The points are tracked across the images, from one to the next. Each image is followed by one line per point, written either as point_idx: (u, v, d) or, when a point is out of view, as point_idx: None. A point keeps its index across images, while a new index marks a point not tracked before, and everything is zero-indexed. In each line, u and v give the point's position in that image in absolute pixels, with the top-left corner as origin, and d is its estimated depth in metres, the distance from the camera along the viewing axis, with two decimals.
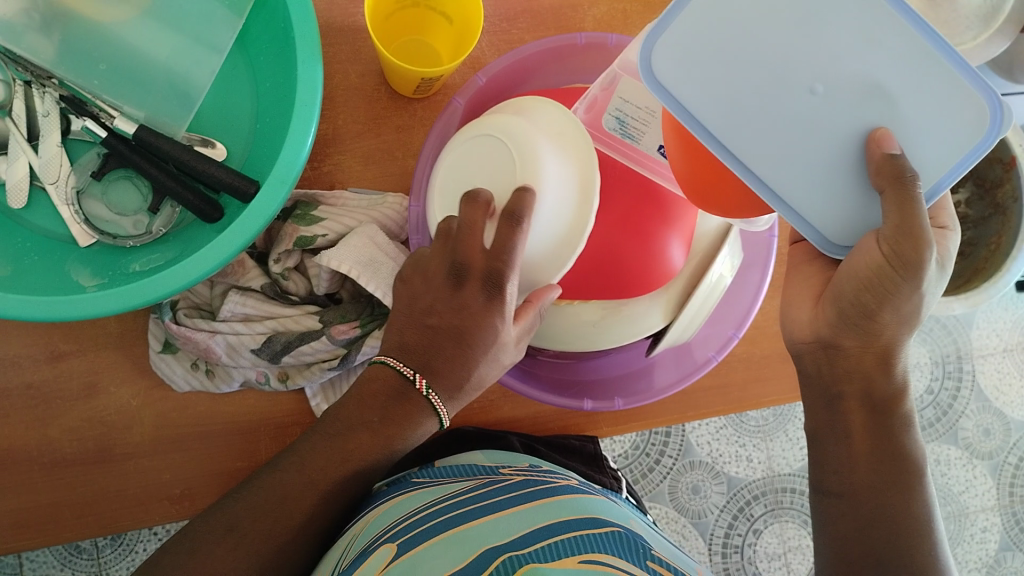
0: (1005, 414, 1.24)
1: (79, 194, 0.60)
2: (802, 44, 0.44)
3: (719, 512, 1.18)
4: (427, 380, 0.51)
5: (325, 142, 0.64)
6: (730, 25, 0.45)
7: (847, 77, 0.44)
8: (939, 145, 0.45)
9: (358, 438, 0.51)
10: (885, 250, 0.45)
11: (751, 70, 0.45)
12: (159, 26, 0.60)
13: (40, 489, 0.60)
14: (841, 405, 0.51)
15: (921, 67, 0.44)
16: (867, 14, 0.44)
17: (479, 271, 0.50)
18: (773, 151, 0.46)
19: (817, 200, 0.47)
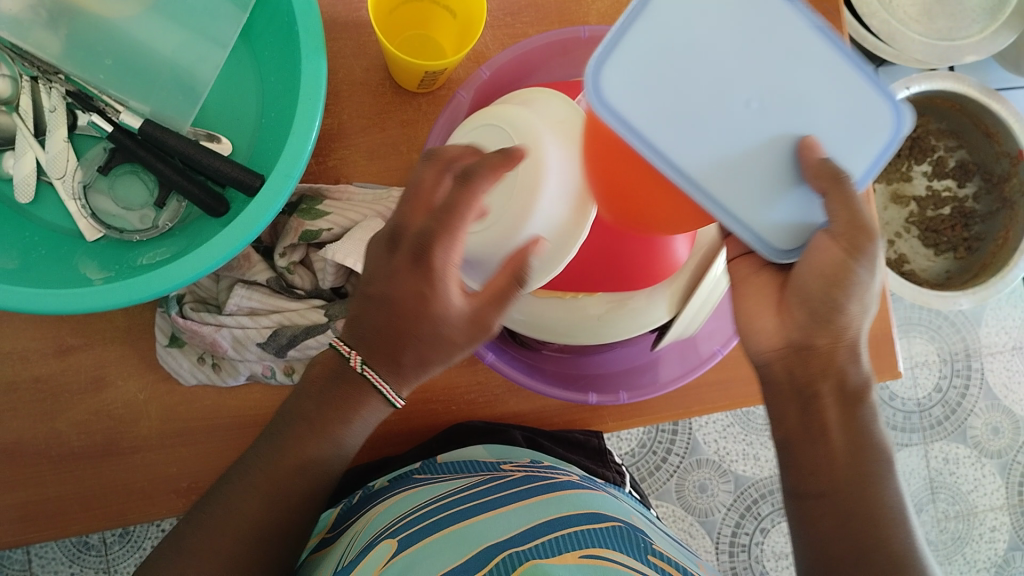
0: (1014, 412, 1.24)
1: (86, 188, 0.60)
2: (734, 55, 0.40)
3: (727, 511, 1.18)
4: (360, 355, 0.48)
5: (330, 137, 0.64)
6: (666, 41, 0.39)
7: (776, 85, 0.40)
8: (853, 153, 0.42)
9: (297, 427, 0.50)
10: (844, 247, 0.42)
11: (690, 84, 0.39)
12: (166, 20, 0.61)
13: (50, 483, 0.60)
14: (810, 409, 0.46)
15: (836, 77, 0.41)
16: (788, 28, 0.40)
17: (412, 232, 0.45)
18: (721, 169, 0.40)
19: (766, 218, 0.42)
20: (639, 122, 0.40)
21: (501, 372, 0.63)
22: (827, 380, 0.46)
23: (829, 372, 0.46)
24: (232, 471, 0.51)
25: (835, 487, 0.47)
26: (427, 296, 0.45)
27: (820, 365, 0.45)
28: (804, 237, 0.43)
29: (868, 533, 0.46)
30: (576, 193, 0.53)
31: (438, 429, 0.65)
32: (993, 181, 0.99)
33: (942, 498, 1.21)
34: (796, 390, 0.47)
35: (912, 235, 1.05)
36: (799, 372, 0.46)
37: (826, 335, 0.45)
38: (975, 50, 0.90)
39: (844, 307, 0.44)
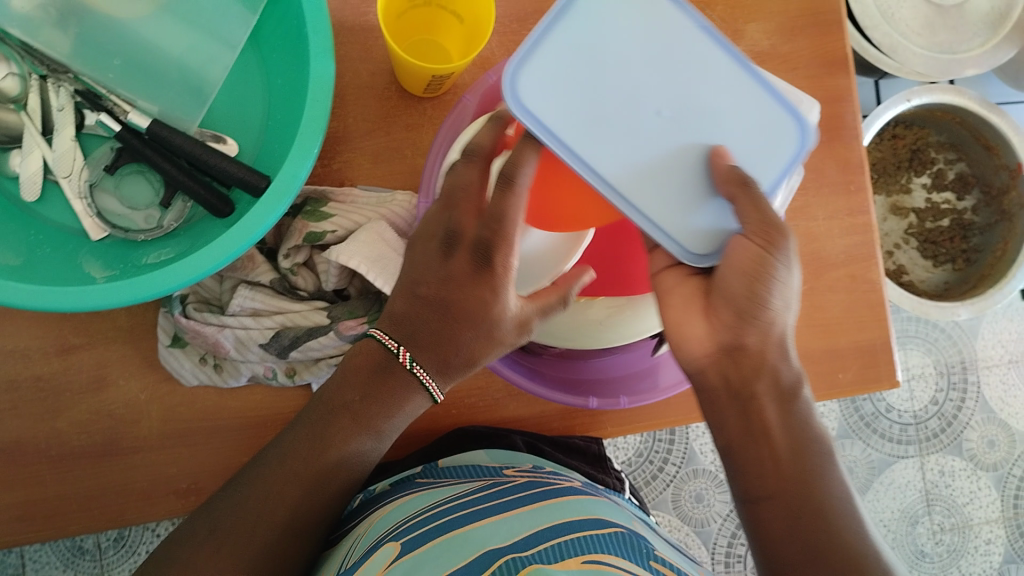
0: (1009, 425, 1.24)
1: (92, 187, 0.61)
2: (647, 70, 0.47)
3: (723, 521, 1.18)
4: (410, 354, 0.50)
5: (335, 140, 0.64)
6: (588, 54, 0.46)
7: (682, 99, 0.47)
8: (760, 162, 0.48)
9: (338, 422, 0.51)
10: (760, 242, 0.45)
11: (603, 94, 0.46)
12: (176, 21, 0.61)
13: (48, 482, 0.60)
14: (749, 411, 0.47)
15: (743, 92, 0.48)
16: (698, 47, 0.47)
17: (470, 238, 0.49)
18: (630, 170, 0.46)
19: (675, 215, 0.47)
20: (556, 124, 0.46)
21: (503, 376, 0.64)
22: (761, 380, 0.47)
23: (763, 372, 0.47)
24: (246, 472, 0.51)
25: (781, 492, 0.45)
26: (487, 303, 0.49)
27: (751, 364, 0.47)
28: (718, 242, 0.48)
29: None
30: None
31: (438, 432, 0.65)
32: (991, 194, 1.01)
33: (937, 511, 1.22)
34: (733, 395, 0.48)
35: (911, 246, 1.06)
36: (733, 375, 0.48)
37: (753, 332, 0.47)
38: (975, 64, 0.91)
39: (766, 301, 0.46)
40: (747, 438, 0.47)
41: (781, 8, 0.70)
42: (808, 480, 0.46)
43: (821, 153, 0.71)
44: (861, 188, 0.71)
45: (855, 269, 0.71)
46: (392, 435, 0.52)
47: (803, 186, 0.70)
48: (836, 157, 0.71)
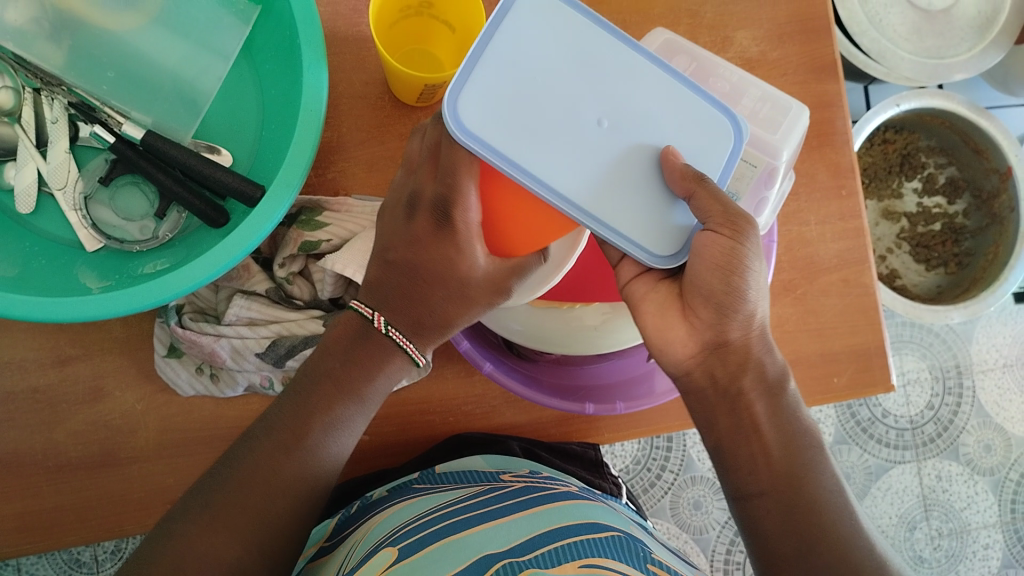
0: (1006, 429, 1.24)
1: (87, 199, 0.61)
2: (579, 84, 0.47)
3: (721, 527, 1.18)
4: (384, 317, 0.50)
5: (329, 150, 0.65)
6: (519, 72, 0.46)
7: (618, 109, 0.47)
8: (705, 159, 0.49)
9: (321, 389, 0.51)
10: (728, 230, 0.46)
11: (544, 111, 0.46)
12: (168, 32, 0.61)
13: (45, 494, 0.60)
14: (736, 408, 0.49)
15: (673, 97, 0.48)
16: (623, 57, 0.48)
17: (429, 200, 0.49)
18: (583, 181, 0.46)
19: (634, 220, 0.47)
20: (505, 147, 0.46)
21: (499, 383, 0.64)
22: (747, 375, 0.49)
23: (749, 367, 0.49)
24: (235, 451, 0.51)
25: (776, 487, 0.47)
26: (454, 257, 0.49)
27: (736, 360, 0.49)
28: (682, 240, 0.48)
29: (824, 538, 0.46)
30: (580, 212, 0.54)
31: (435, 440, 0.65)
32: (982, 198, 1.01)
33: (935, 516, 1.22)
34: (722, 394, 0.49)
35: (903, 250, 1.07)
36: (720, 372, 0.49)
37: (737, 328, 0.48)
38: (963, 68, 0.92)
39: (743, 294, 0.47)
40: (740, 433, 0.49)
41: (769, 15, 0.71)
42: (799, 472, 0.48)
43: (812, 158, 0.71)
44: (852, 193, 0.72)
45: (848, 273, 0.71)
46: (373, 403, 0.53)
47: (794, 191, 0.71)
48: (827, 162, 0.71)
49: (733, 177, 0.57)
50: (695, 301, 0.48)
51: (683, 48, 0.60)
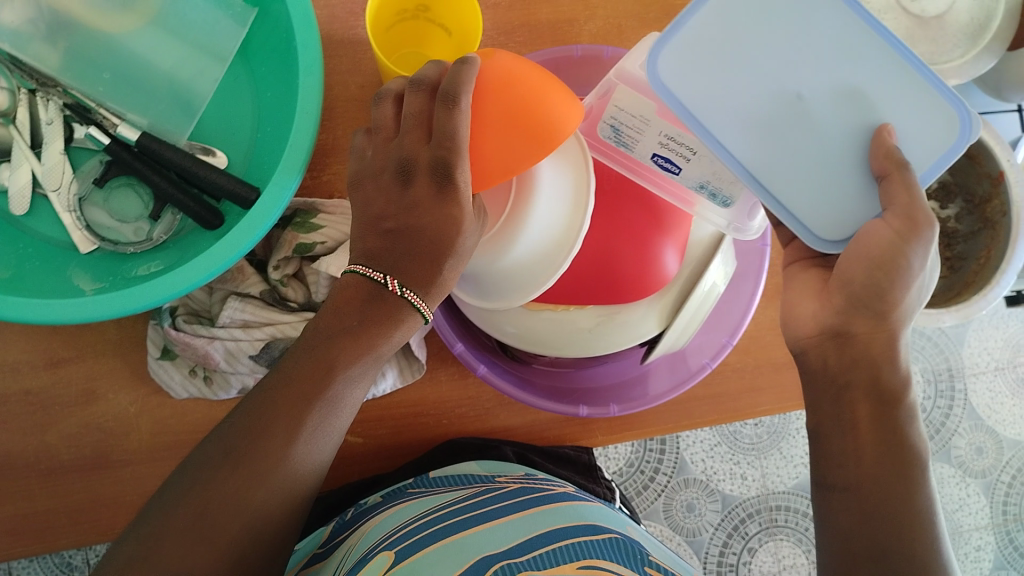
0: (997, 432, 1.25)
1: (81, 201, 0.61)
2: (794, 58, 0.51)
3: (714, 530, 1.18)
4: (398, 281, 0.49)
5: (324, 152, 0.65)
6: (726, 41, 0.52)
7: (858, 83, 0.51)
8: (918, 145, 0.51)
9: (341, 343, 0.49)
10: (895, 219, 0.48)
11: (740, 62, 0.51)
12: (166, 35, 0.62)
13: (37, 497, 0.61)
14: (839, 404, 0.49)
15: (898, 81, 0.50)
16: (852, 36, 0.50)
17: (425, 162, 0.50)
18: (756, 140, 0.52)
19: (786, 186, 0.52)
20: (710, 121, 0.52)
21: (492, 385, 0.63)
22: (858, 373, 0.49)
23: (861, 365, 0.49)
24: (245, 404, 0.49)
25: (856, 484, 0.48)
26: (455, 218, 0.49)
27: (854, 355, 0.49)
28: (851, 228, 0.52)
29: (902, 545, 0.45)
30: (571, 204, 0.56)
31: (429, 444, 0.65)
32: None
33: None
34: (831, 381, 0.50)
35: None
36: (834, 361, 0.50)
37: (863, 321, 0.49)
38: None
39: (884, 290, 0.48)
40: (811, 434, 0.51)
41: None
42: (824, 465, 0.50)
43: None
44: None
45: None
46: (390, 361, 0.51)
47: None
48: None
49: (727, 182, 0.57)
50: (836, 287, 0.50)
51: None
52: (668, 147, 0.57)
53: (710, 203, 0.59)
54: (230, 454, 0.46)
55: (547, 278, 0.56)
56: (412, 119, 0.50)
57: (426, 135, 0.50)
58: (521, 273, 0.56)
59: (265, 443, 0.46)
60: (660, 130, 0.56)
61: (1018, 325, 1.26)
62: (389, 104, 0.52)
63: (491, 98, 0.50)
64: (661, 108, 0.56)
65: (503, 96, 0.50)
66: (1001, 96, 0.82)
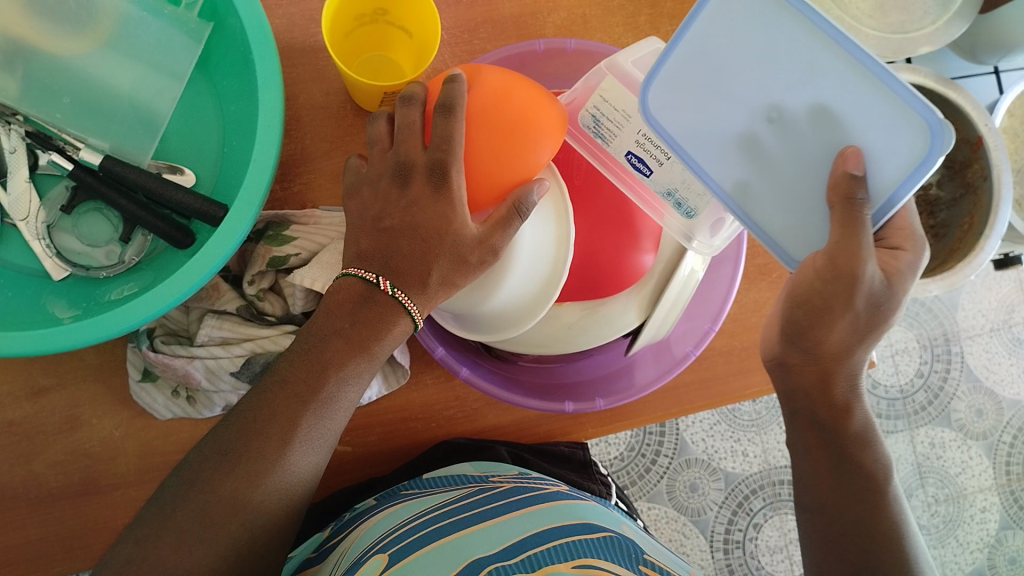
0: (996, 393, 1.25)
1: (50, 228, 0.60)
2: (768, 79, 0.50)
3: (718, 509, 1.18)
4: (391, 282, 0.50)
5: (293, 162, 0.64)
6: (704, 65, 0.51)
7: (828, 99, 0.49)
8: (889, 161, 0.48)
9: (334, 345, 0.50)
10: (823, 262, 0.48)
11: (717, 87, 0.51)
12: (120, 56, 0.61)
13: (28, 526, 0.60)
14: (794, 433, 0.56)
15: (868, 93, 0.47)
16: (819, 50, 0.48)
17: (419, 167, 0.51)
18: (744, 161, 0.52)
19: (777, 208, 0.52)
20: (691, 149, 0.53)
21: (478, 387, 0.62)
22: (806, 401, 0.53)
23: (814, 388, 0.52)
24: (233, 413, 0.50)
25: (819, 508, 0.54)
26: (448, 217, 0.51)
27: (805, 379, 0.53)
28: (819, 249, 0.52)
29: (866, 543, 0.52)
30: (553, 218, 0.56)
31: (419, 448, 0.65)
32: None
33: (931, 483, 1.23)
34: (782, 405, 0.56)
35: None
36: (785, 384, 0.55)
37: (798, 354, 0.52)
38: None
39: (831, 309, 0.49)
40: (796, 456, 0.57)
41: None
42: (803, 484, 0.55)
43: None
44: None
45: None
46: (385, 361, 0.52)
47: None
48: None
49: (695, 193, 0.56)
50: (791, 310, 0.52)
51: None
52: (644, 146, 0.56)
53: (675, 212, 0.58)
54: (227, 455, 0.47)
55: (529, 321, 0.57)
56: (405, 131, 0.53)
57: (422, 143, 0.52)
58: (507, 311, 0.57)
59: (262, 443, 0.47)
60: (640, 129, 0.56)
61: (1012, 285, 1.26)
62: (383, 122, 0.55)
63: (483, 128, 0.52)
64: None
65: (494, 126, 0.52)
66: (977, 59, 0.81)
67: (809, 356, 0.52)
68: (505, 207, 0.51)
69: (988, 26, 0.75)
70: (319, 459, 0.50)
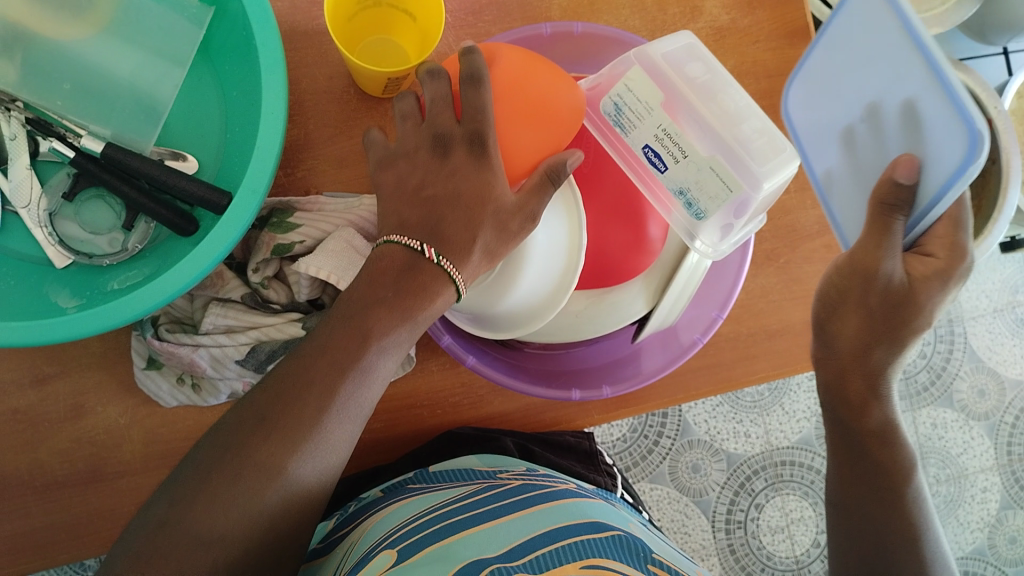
0: (999, 373, 1.25)
1: (52, 216, 0.59)
2: (870, 71, 0.46)
3: (721, 489, 1.19)
4: (435, 249, 0.49)
5: (297, 147, 0.64)
6: (828, 62, 0.50)
7: (915, 98, 0.44)
8: (946, 159, 0.42)
9: (376, 312, 0.47)
10: (851, 258, 0.49)
11: (834, 88, 0.50)
12: (119, 41, 0.60)
13: (34, 514, 0.60)
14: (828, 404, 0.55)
15: (937, 94, 0.42)
16: (900, 49, 0.44)
17: (459, 141, 0.52)
18: (839, 158, 0.52)
19: (848, 204, 0.52)
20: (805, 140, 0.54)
21: (484, 375, 0.62)
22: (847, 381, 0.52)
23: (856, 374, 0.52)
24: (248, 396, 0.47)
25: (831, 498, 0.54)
26: (490, 183, 0.51)
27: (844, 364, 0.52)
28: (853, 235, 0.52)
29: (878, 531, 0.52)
30: (566, 214, 0.58)
31: (425, 436, 0.65)
32: None
33: (933, 464, 1.23)
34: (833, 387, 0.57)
35: None
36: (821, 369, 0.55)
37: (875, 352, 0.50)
38: None
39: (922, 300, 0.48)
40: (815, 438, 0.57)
41: None
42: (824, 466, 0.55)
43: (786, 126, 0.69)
44: None
45: (831, 239, 0.70)
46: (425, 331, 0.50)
47: None
48: None
49: (707, 195, 0.54)
50: (852, 303, 0.50)
51: (702, 56, 0.55)
52: (661, 142, 0.55)
53: (683, 210, 0.57)
54: (264, 420, 0.44)
55: (538, 322, 0.58)
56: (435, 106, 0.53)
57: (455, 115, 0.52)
58: (517, 311, 0.58)
59: (300, 408, 0.44)
60: (659, 124, 0.54)
61: (1016, 266, 1.25)
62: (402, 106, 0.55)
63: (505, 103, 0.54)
64: (667, 101, 0.54)
65: (519, 102, 0.54)
66: (986, 39, 0.80)
67: (832, 350, 0.53)
68: (539, 177, 0.52)
69: (996, 7, 0.74)
70: (354, 429, 0.47)
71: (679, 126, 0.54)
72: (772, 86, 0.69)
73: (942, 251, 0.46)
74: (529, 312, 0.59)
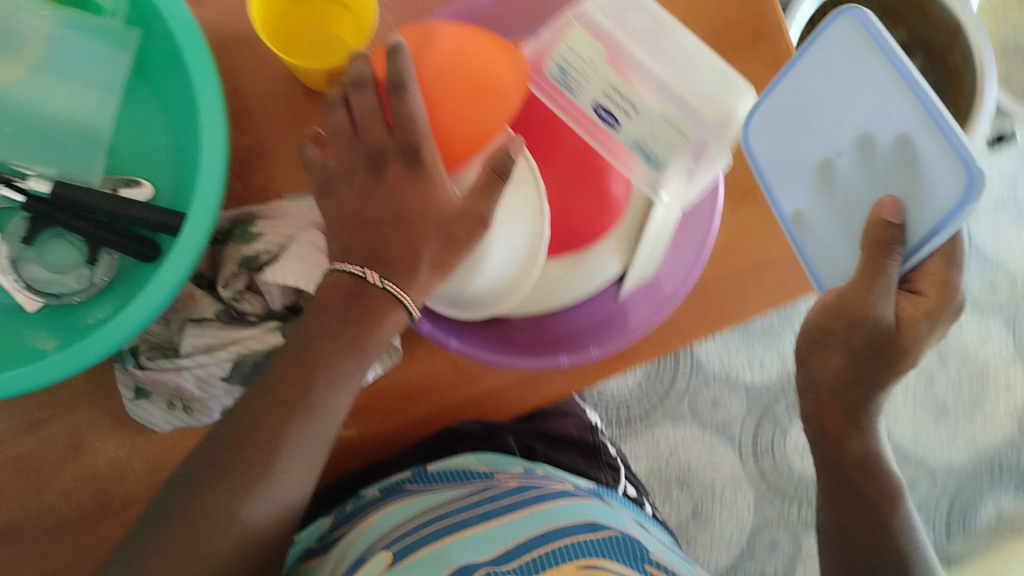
0: (1008, 266, 1.23)
1: (15, 261, 0.58)
2: (855, 107, 0.47)
3: (743, 421, 1.19)
4: (378, 273, 0.50)
5: (251, 156, 0.63)
6: (804, 95, 0.50)
7: (909, 132, 0.45)
8: (935, 194, 0.45)
9: (322, 344, 0.50)
10: (837, 301, 0.51)
11: (808, 124, 0.51)
12: (53, 76, 0.59)
13: (53, 554, 0.61)
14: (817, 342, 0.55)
15: (928, 132, 0.44)
16: (889, 86, 0.45)
17: (393, 151, 0.51)
18: (809, 196, 0.53)
19: (825, 249, 0.54)
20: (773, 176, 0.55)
21: (468, 356, 0.60)
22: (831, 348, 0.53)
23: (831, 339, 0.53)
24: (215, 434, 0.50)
25: None
26: (431, 190, 0.51)
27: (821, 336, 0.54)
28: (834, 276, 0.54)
29: None
30: (526, 185, 0.57)
31: (425, 425, 0.64)
32: None
33: (953, 362, 1.21)
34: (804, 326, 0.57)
35: None
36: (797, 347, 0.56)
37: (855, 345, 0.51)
38: None
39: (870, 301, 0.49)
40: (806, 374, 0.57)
41: None
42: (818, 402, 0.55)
43: (748, 57, 0.67)
44: None
45: None
46: (377, 356, 0.52)
47: None
48: (763, 57, 0.68)
49: (664, 144, 0.52)
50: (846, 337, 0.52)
51: (640, 6, 0.54)
52: (611, 99, 0.52)
53: (643, 164, 0.55)
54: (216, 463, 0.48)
55: (511, 301, 0.58)
56: (367, 116, 0.52)
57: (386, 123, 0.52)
58: (489, 292, 0.58)
59: (250, 451, 0.48)
60: (607, 80, 0.52)
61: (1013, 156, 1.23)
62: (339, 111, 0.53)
63: (445, 87, 0.52)
64: (612, 56, 0.51)
65: (454, 87, 0.53)
66: None
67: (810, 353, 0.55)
68: (486, 174, 0.50)
69: None
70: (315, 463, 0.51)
71: (628, 81, 0.51)
72: (727, 18, 0.67)
73: (933, 289, 0.50)
74: (500, 299, 0.58)
